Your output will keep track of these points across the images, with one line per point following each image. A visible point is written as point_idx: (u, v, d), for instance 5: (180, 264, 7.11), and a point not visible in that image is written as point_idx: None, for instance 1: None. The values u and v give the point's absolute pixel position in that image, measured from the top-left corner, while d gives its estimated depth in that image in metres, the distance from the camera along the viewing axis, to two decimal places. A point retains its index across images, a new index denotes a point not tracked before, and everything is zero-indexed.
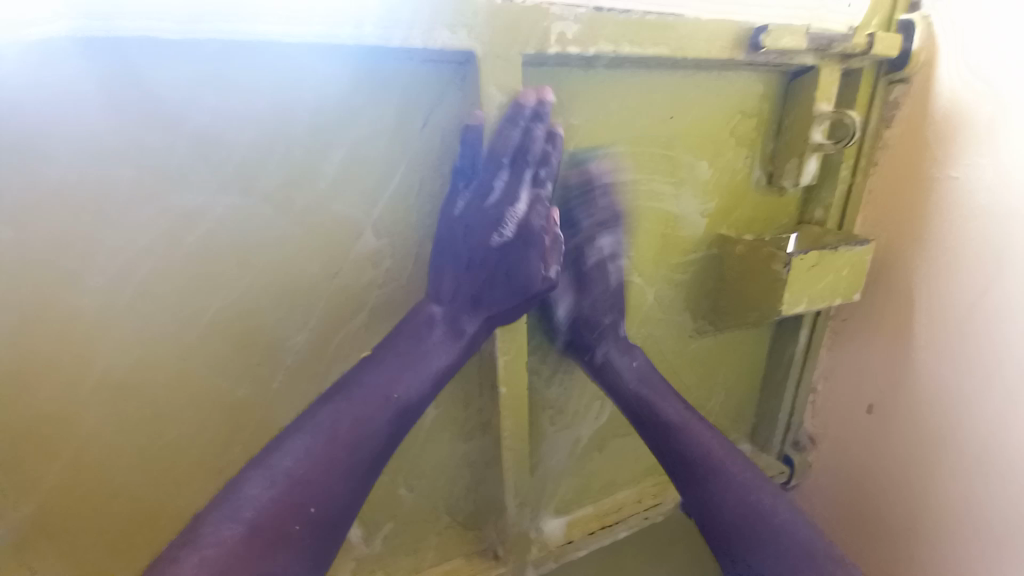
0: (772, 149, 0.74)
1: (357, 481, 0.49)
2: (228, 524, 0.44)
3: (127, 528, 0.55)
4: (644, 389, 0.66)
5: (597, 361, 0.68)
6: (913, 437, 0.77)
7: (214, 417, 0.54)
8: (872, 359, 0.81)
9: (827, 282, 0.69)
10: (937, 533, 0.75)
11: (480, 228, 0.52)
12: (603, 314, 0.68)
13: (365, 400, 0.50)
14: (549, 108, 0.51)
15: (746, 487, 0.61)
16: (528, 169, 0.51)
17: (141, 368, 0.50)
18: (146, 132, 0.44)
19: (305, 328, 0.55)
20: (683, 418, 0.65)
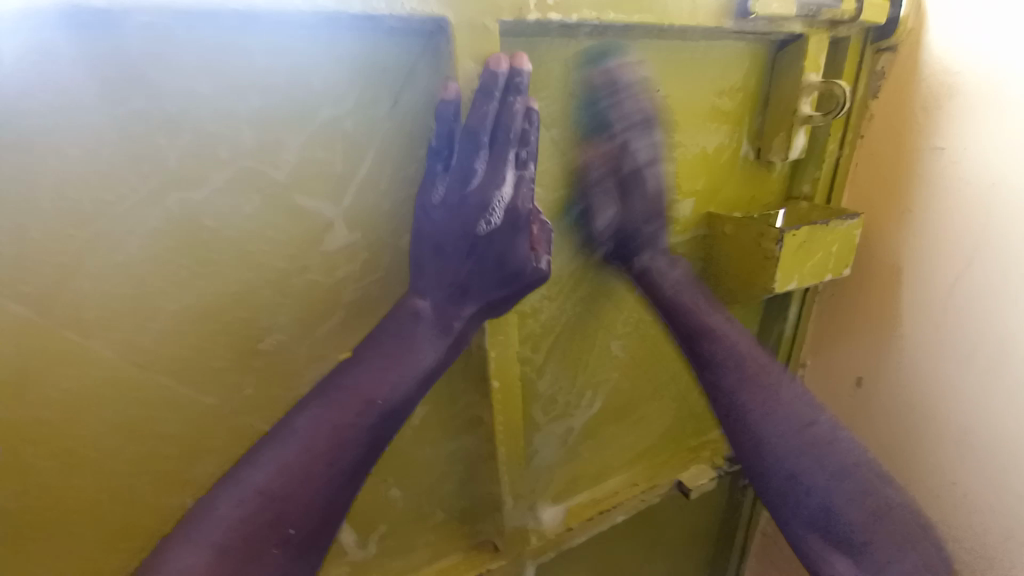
0: (759, 124, 0.71)
1: (334, 497, 0.46)
2: (194, 551, 0.42)
3: (100, 551, 0.51)
4: (685, 300, 0.66)
5: (638, 268, 0.67)
6: (897, 406, 0.78)
7: (184, 429, 0.50)
8: (862, 334, 0.81)
9: (817, 259, 0.67)
10: (917, 496, 0.78)
11: (466, 214, 0.48)
12: (646, 221, 0.65)
13: (337, 408, 0.46)
14: (526, 81, 0.46)
15: (778, 388, 0.62)
16: (509, 149, 0.47)
17: (97, 383, 0.46)
18: (80, 120, 0.39)
19: (276, 329, 0.51)
20: (718, 322, 0.65)
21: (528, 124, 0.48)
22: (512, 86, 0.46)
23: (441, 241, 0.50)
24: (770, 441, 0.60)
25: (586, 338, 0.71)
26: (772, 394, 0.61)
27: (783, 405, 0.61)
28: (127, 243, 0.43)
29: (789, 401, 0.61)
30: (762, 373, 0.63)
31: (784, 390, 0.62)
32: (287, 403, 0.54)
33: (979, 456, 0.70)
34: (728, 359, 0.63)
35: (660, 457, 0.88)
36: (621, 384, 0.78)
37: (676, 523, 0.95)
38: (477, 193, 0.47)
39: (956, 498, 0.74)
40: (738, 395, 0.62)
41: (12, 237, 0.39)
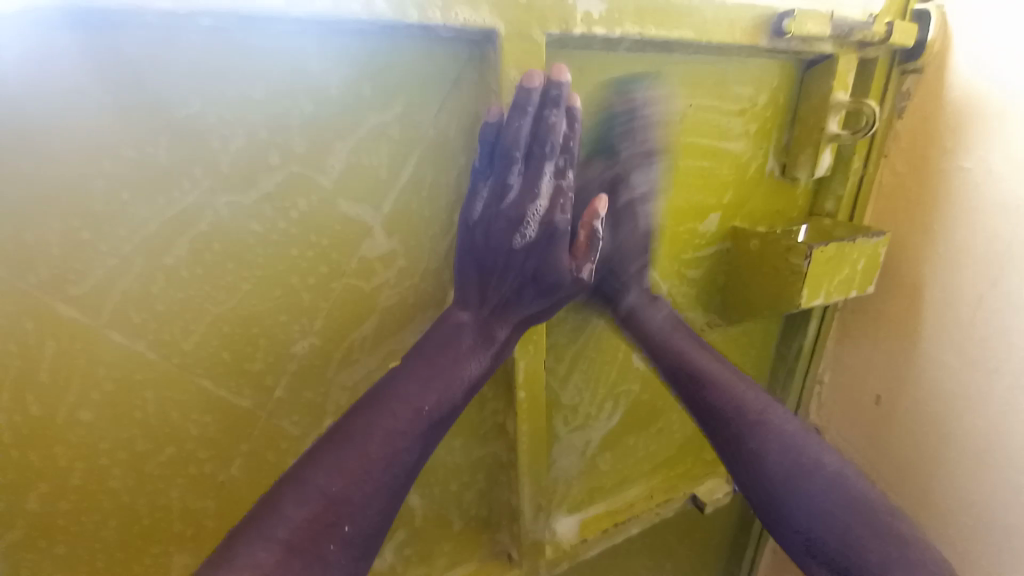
0: (787, 140, 0.72)
1: (390, 500, 0.46)
2: (262, 546, 0.41)
3: (120, 555, 0.50)
4: (677, 343, 0.64)
5: (622, 312, 0.65)
6: (916, 428, 0.78)
7: (215, 431, 0.50)
8: (880, 352, 0.81)
9: (842, 276, 0.68)
10: (933, 519, 0.77)
11: (502, 229, 0.49)
12: (631, 261, 0.65)
13: (392, 413, 0.47)
14: (564, 91, 0.46)
15: (763, 419, 0.59)
16: (547, 160, 0.47)
17: (134, 384, 0.45)
18: (139, 121, 0.39)
19: (309, 332, 0.51)
20: (710, 368, 0.62)
21: (567, 129, 0.48)
22: (549, 98, 0.45)
23: (479, 256, 0.51)
24: (775, 484, 0.57)
25: (610, 350, 0.71)
26: (762, 433, 0.58)
27: (780, 445, 0.58)
28: (173, 245, 0.43)
29: (784, 438, 0.58)
30: (759, 415, 0.59)
31: (772, 424, 0.59)
32: (319, 406, 0.54)
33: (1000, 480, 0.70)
34: (724, 403, 0.61)
35: (675, 469, 0.87)
36: (642, 396, 0.78)
37: (687, 537, 0.94)
38: (515, 208, 0.48)
39: (974, 522, 0.73)
40: (742, 444, 0.59)
41: (63, 235, 0.39)
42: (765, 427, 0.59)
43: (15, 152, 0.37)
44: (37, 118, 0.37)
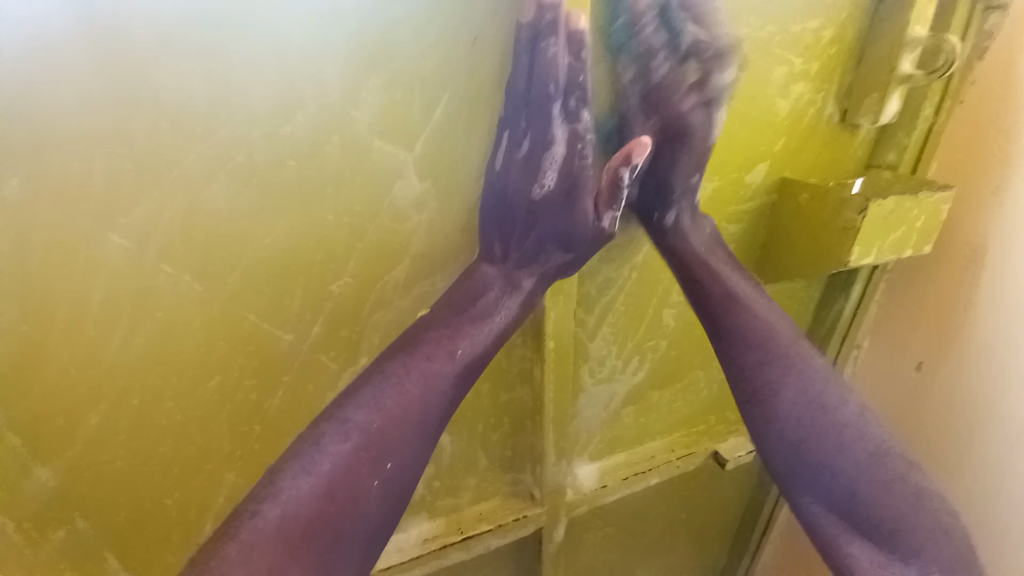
0: (850, 82, 0.65)
1: (427, 438, 0.48)
2: (304, 477, 0.43)
3: (178, 472, 0.55)
4: (716, 266, 0.59)
5: (665, 225, 0.60)
6: (949, 400, 0.75)
7: (257, 364, 0.53)
8: (927, 317, 0.77)
9: (898, 234, 0.63)
10: (952, 493, 0.76)
11: (519, 182, 0.51)
12: (689, 174, 0.58)
13: (430, 354, 0.49)
14: (560, 11, 0.43)
15: (794, 351, 0.57)
16: (552, 103, 0.47)
17: (181, 315, 0.48)
18: (129, 94, 0.39)
19: (344, 273, 0.52)
20: (747, 293, 0.58)
21: (574, 62, 0.45)
22: (544, 27, 0.44)
23: (503, 209, 0.52)
24: (791, 436, 0.54)
25: (641, 305, 0.70)
26: (788, 383, 0.55)
27: (806, 394, 0.55)
28: (212, 180, 0.44)
29: (809, 387, 0.55)
30: (785, 360, 0.56)
31: (801, 361, 0.56)
32: (353, 345, 0.56)
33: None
34: (755, 341, 0.56)
35: (698, 426, 0.88)
36: (669, 352, 0.77)
37: (704, 491, 0.96)
38: (531, 159, 0.50)
39: (1000, 502, 0.71)
40: (765, 392, 0.55)
41: (109, 167, 0.41)
42: (791, 376, 0.55)
43: (25, 113, 0.37)
44: (74, 64, 0.37)
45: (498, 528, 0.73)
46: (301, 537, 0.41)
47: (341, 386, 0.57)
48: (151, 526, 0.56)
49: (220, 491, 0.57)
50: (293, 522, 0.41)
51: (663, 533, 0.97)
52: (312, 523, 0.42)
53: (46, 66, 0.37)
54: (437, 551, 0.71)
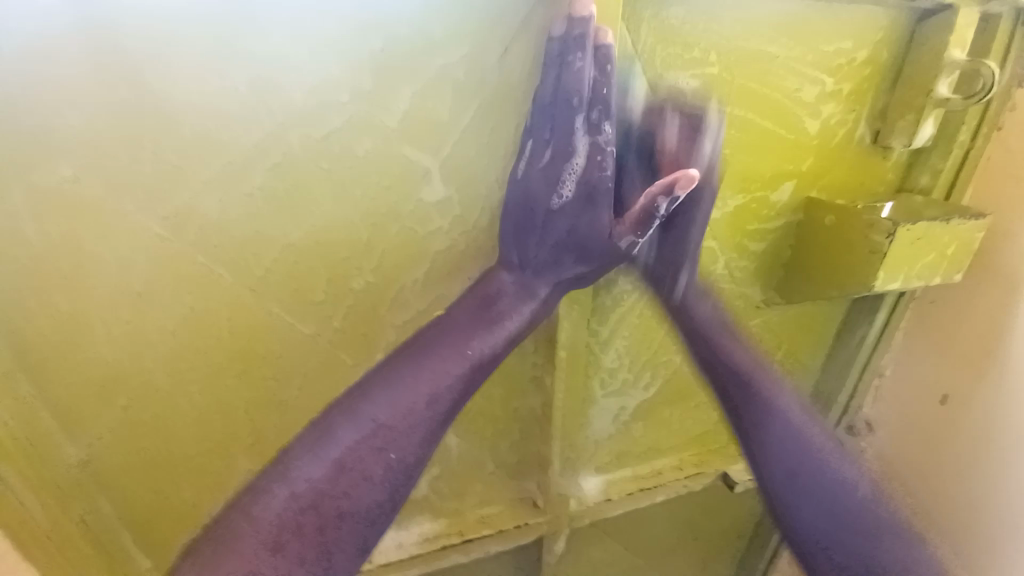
0: (883, 104, 0.64)
1: (434, 431, 0.48)
2: (314, 461, 0.44)
3: (196, 456, 0.56)
4: (723, 339, 0.56)
5: (675, 300, 0.57)
6: (970, 436, 0.73)
7: (276, 354, 0.54)
8: (955, 349, 0.74)
9: (927, 261, 0.62)
10: (956, 534, 0.75)
11: (537, 192, 0.49)
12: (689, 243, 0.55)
13: (441, 356, 0.49)
14: (589, 26, 0.43)
15: (798, 416, 0.55)
16: (576, 114, 0.46)
17: (210, 302, 0.50)
18: (120, 83, 0.40)
19: (365, 270, 0.53)
20: (755, 367, 0.56)
21: (599, 75, 0.45)
22: (573, 40, 0.43)
23: (523, 217, 0.51)
24: (798, 479, 0.54)
25: (657, 318, 0.70)
26: (793, 424, 0.55)
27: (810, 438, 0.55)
28: (249, 174, 0.45)
29: (818, 453, 0.54)
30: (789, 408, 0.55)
31: (804, 423, 0.55)
32: (369, 341, 0.57)
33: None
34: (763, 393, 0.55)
35: (710, 443, 0.86)
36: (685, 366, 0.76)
37: (713, 511, 0.94)
38: (552, 168, 0.48)
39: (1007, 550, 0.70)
40: (773, 439, 0.54)
41: (154, 158, 0.43)
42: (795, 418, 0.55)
43: (63, 101, 0.39)
44: (73, 53, 0.38)
45: (499, 533, 0.73)
46: (304, 517, 0.42)
47: (356, 381, 0.58)
48: (168, 505, 0.57)
49: (235, 476, 0.58)
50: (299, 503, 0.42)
51: (669, 551, 0.95)
52: (319, 503, 0.43)
53: (55, 59, 0.38)
54: (439, 551, 0.71)
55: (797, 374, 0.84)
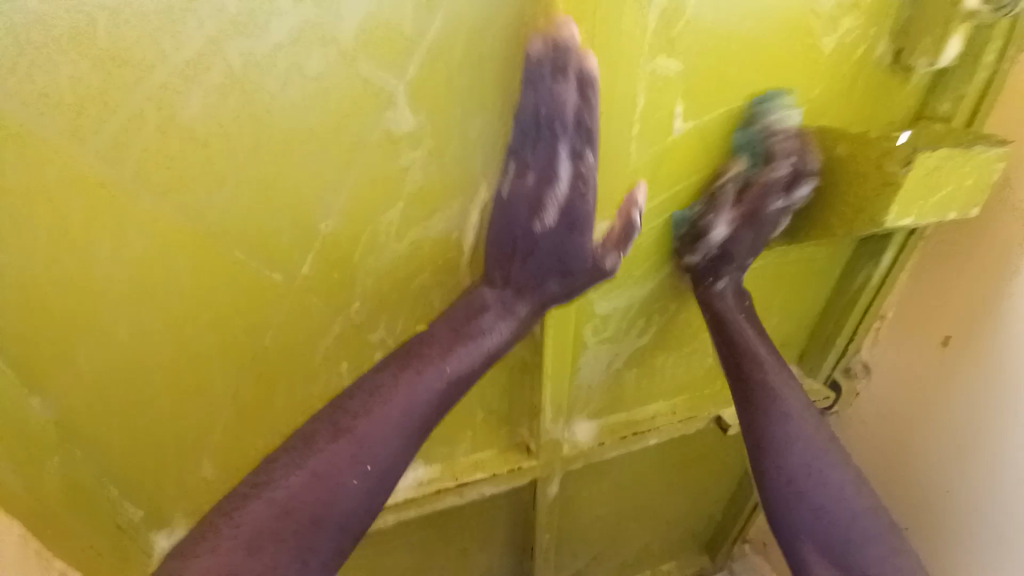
0: (908, 17, 0.57)
1: (409, 439, 0.49)
2: (293, 470, 0.46)
3: (174, 403, 0.56)
4: (738, 325, 0.65)
5: (716, 288, 0.67)
6: (964, 387, 0.70)
7: (244, 304, 0.51)
8: (961, 292, 0.68)
9: (943, 194, 0.57)
10: (940, 483, 0.75)
11: (522, 216, 0.52)
12: (766, 226, 0.65)
13: (419, 368, 0.50)
14: (572, 52, 0.43)
15: (791, 410, 0.61)
16: (561, 139, 0.47)
17: (165, 248, 0.46)
18: None
19: (331, 213, 0.49)
20: (763, 354, 0.64)
21: (580, 101, 0.46)
22: (554, 67, 0.44)
23: (507, 237, 0.53)
24: (795, 478, 0.59)
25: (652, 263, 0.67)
26: (798, 428, 0.61)
27: (812, 446, 0.60)
28: (186, 101, 0.40)
29: (803, 446, 0.60)
30: (795, 412, 0.61)
31: (793, 412, 0.61)
32: (344, 289, 0.54)
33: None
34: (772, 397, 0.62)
35: (704, 389, 0.85)
36: (678, 312, 0.74)
37: (704, 454, 0.95)
38: (534, 192, 0.50)
39: (985, 504, 0.69)
40: (779, 436, 0.60)
41: (75, 83, 0.38)
42: (800, 422, 0.61)
43: None
44: None
45: (492, 478, 0.74)
46: (281, 524, 0.44)
47: (334, 330, 0.56)
48: (150, 453, 0.58)
49: (216, 426, 0.59)
50: (274, 508, 0.44)
51: (660, 491, 0.97)
52: (292, 509, 0.44)
53: None
54: (431, 495, 0.72)
55: (794, 320, 0.82)
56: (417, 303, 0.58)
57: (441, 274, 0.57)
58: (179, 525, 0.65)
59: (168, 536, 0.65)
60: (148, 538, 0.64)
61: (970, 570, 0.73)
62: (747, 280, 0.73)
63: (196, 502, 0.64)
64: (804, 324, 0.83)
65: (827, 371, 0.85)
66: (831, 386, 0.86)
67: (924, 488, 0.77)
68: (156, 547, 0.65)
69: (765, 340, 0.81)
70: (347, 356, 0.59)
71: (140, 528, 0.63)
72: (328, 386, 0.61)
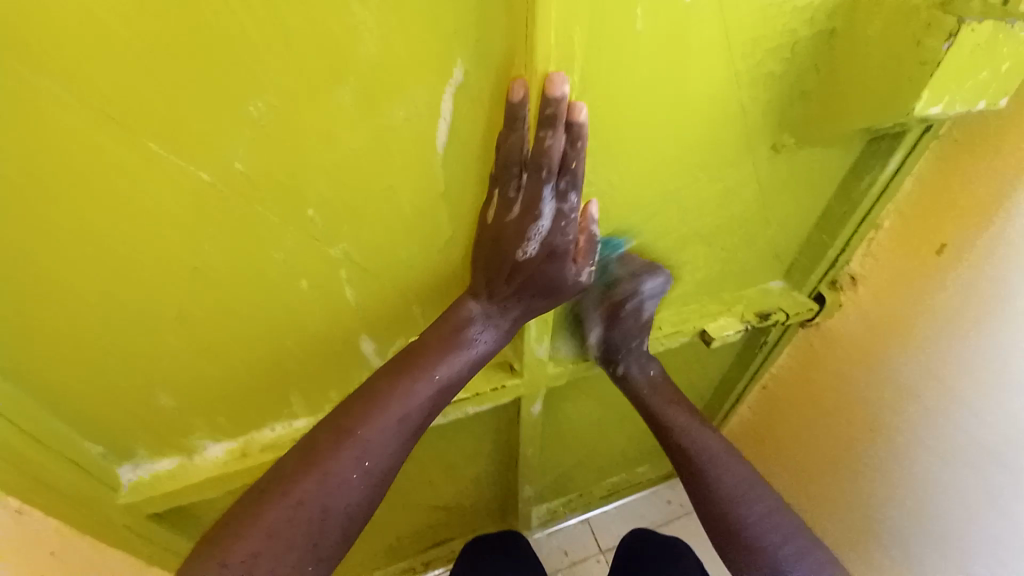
0: None
1: (403, 446, 0.52)
2: (304, 471, 0.48)
3: (114, 328, 0.49)
4: (659, 403, 0.73)
5: (619, 373, 0.74)
6: (954, 292, 0.69)
7: (176, 210, 0.43)
8: (964, 198, 0.65)
9: (976, 81, 0.50)
10: (909, 392, 0.77)
11: (505, 244, 0.51)
12: (635, 337, 0.72)
13: (414, 376, 0.54)
14: (562, 105, 0.40)
15: (716, 459, 0.68)
16: (547, 183, 0.45)
17: (59, 134, 0.37)
18: None
19: (265, 91, 0.39)
20: (683, 421, 0.71)
21: (568, 148, 0.44)
22: (544, 118, 0.41)
23: (490, 259, 0.53)
24: (730, 514, 0.64)
25: (655, 169, 0.58)
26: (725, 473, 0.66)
27: (742, 485, 0.65)
28: None
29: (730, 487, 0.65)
30: (718, 457, 0.68)
31: (719, 459, 0.68)
32: (294, 192, 0.45)
33: (1017, 419, 0.66)
34: (695, 448, 0.69)
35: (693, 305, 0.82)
36: (678, 228, 0.67)
37: (684, 369, 0.95)
38: (517, 224, 0.49)
39: (949, 414, 0.73)
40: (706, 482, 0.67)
41: None
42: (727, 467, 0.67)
43: None
44: None
45: (475, 397, 0.71)
46: (295, 513, 0.46)
47: (289, 242, 0.49)
48: (97, 384, 0.53)
49: (167, 353, 0.53)
50: (286, 513, 0.46)
51: (639, 405, 0.99)
52: (304, 501, 0.47)
53: None
54: None
55: (790, 232, 0.77)
56: (384, 213, 0.50)
57: (411, 177, 0.48)
58: (147, 456, 0.63)
59: (135, 468, 0.63)
60: (113, 472, 0.61)
61: (923, 507, 0.80)
62: (750, 189, 0.66)
63: (159, 433, 0.60)
64: (799, 235, 0.79)
65: (814, 281, 0.83)
66: (816, 297, 0.85)
67: (891, 407, 0.80)
68: (121, 481, 0.62)
69: (759, 250, 0.78)
70: (307, 274, 0.52)
71: (101, 464, 0.59)
72: (290, 307, 0.54)
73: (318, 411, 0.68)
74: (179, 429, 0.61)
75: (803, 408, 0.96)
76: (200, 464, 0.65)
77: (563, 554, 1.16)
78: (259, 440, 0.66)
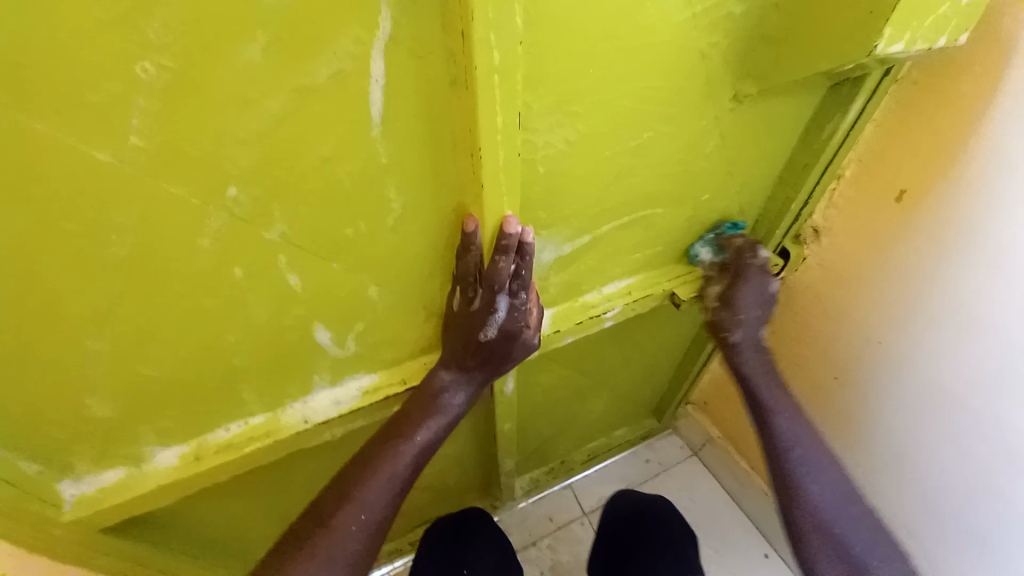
0: None
1: (395, 498, 0.57)
2: (316, 527, 0.53)
3: (21, 338, 0.44)
4: (761, 385, 0.72)
5: (729, 342, 0.76)
6: (913, 238, 0.69)
7: (71, 198, 0.38)
8: (923, 141, 0.65)
9: (940, 15, 0.48)
10: (869, 339, 0.80)
11: (469, 330, 0.59)
12: (748, 305, 0.75)
13: (398, 442, 0.59)
14: (514, 238, 0.50)
15: (798, 445, 0.66)
16: (501, 288, 0.54)
17: None
18: None
19: (154, 49, 0.33)
20: (782, 412, 0.69)
21: (518, 261, 0.53)
22: (499, 247, 0.51)
23: (457, 342, 0.61)
24: (808, 517, 0.61)
25: (614, 125, 0.54)
26: (815, 483, 0.63)
27: (815, 471, 0.64)
28: None
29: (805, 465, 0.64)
30: (808, 464, 0.64)
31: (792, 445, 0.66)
32: (210, 168, 0.40)
33: (967, 360, 0.68)
34: (783, 445, 0.66)
35: (663, 265, 0.81)
36: (642, 188, 0.64)
37: (657, 331, 0.95)
38: (478, 314, 0.57)
39: (906, 359, 0.76)
40: (790, 475, 0.64)
41: None
42: (815, 469, 0.64)
43: None
44: None
45: None
46: (306, 562, 0.51)
47: (215, 226, 0.44)
48: (13, 399, 0.47)
49: (92, 360, 0.48)
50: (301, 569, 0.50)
51: (613, 370, 0.99)
52: (315, 548, 0.51)
53: None
54: (379, 402, 0.67)
55: (755, 185, 0.75)
56: (321, 188, 0.45)
57: (346, 147, 0.43)
58: (88, 470, 0.57)
59: (77, 483, 0.57)
60: (52, 488, 0.56)
61: (878, 449, 0.85)
62: (714, 142, 0.64)
63: (100, 444, 0.55)
64: (765, 189, 0.77)
65: (779, 236, 0.83)
66: (780, 253, 0.85)
67: (854, 354, 0.83)
68: (64, 498, 0.57)
69: (725, 206, 0.76)
70: (241, 260, 0.47)
71: (38, 480, 0.54)
72: (227, 298, 0.50)
73: (277, 407, 0.64)
74: (121, 437, 0.56)
75: (777, 364, 0.98)
76: (151, 472, 0.60)
77: (548, 521, 1.18)
78: (212, 441, 0.62)
